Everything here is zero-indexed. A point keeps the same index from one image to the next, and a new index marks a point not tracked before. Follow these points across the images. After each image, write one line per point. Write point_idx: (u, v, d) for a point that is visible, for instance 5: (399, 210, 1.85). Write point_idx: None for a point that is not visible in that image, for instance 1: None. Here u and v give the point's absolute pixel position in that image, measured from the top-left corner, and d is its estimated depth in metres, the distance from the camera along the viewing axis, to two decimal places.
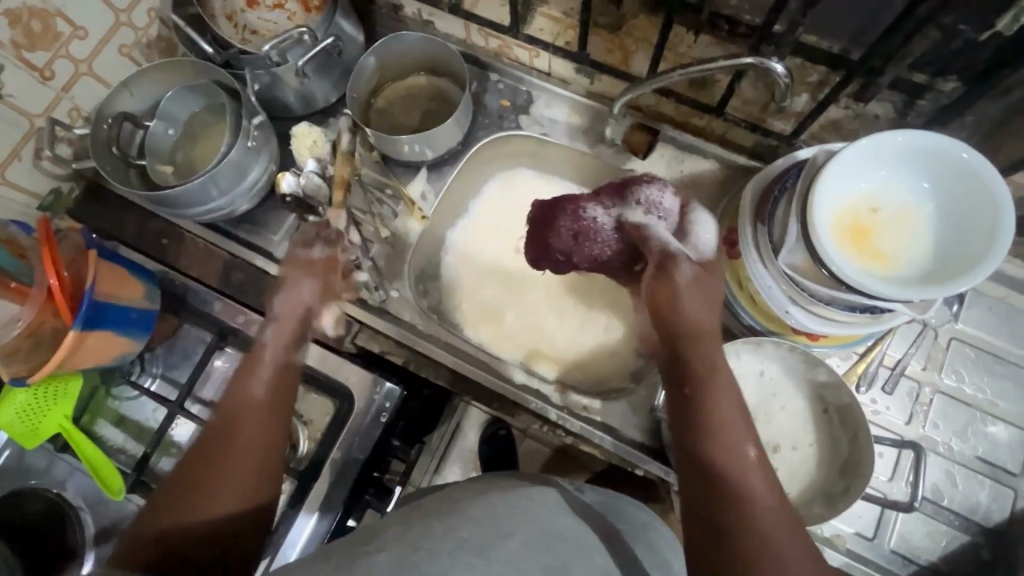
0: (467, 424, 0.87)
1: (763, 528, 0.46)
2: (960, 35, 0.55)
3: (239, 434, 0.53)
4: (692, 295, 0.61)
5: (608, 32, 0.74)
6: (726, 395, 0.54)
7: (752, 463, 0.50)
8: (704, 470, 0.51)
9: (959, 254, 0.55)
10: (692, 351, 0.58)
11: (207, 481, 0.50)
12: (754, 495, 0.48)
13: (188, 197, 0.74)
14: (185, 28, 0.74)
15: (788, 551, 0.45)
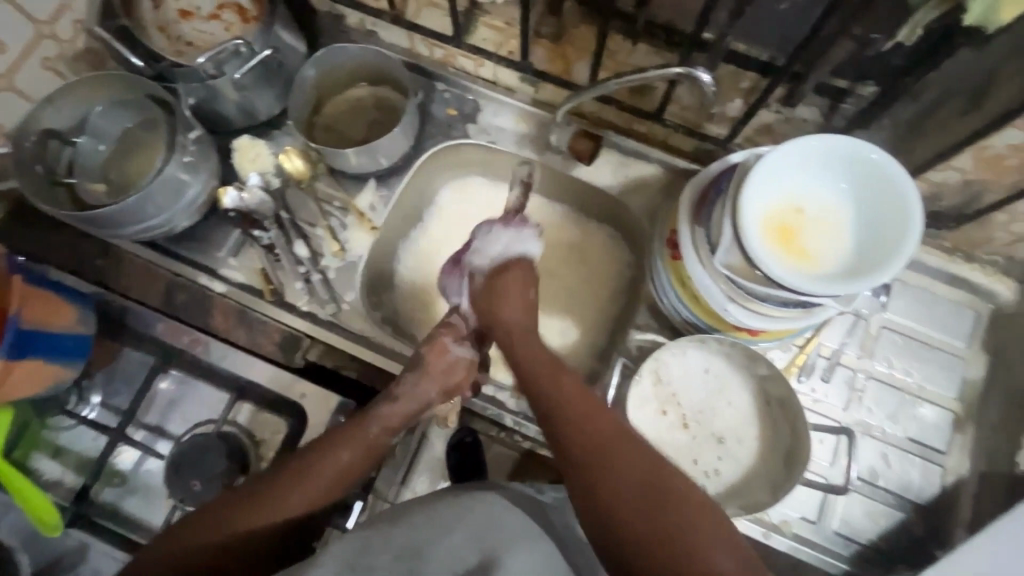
0: (432, 431, 0.78)
1: (635, 492, 0.49)
2: (873, 44, 0.59)
3: (319, 481, 0.59)
4: (512, 318, 0.67)
5: (550, 41, 0.77)
6: (576, 390, 0.58)
7: (611, 433, 0.54)
8: (567, 472, 0.53)
9: (874, 251, 0.55)
10: (535, 363, 0.62)
11: (270, 505, 0.57)
12: (618, 464, 0.51)
13: (122, 217, 0.69)
14: (111, 41, 0.69)
15: (660, 501, 0.49)
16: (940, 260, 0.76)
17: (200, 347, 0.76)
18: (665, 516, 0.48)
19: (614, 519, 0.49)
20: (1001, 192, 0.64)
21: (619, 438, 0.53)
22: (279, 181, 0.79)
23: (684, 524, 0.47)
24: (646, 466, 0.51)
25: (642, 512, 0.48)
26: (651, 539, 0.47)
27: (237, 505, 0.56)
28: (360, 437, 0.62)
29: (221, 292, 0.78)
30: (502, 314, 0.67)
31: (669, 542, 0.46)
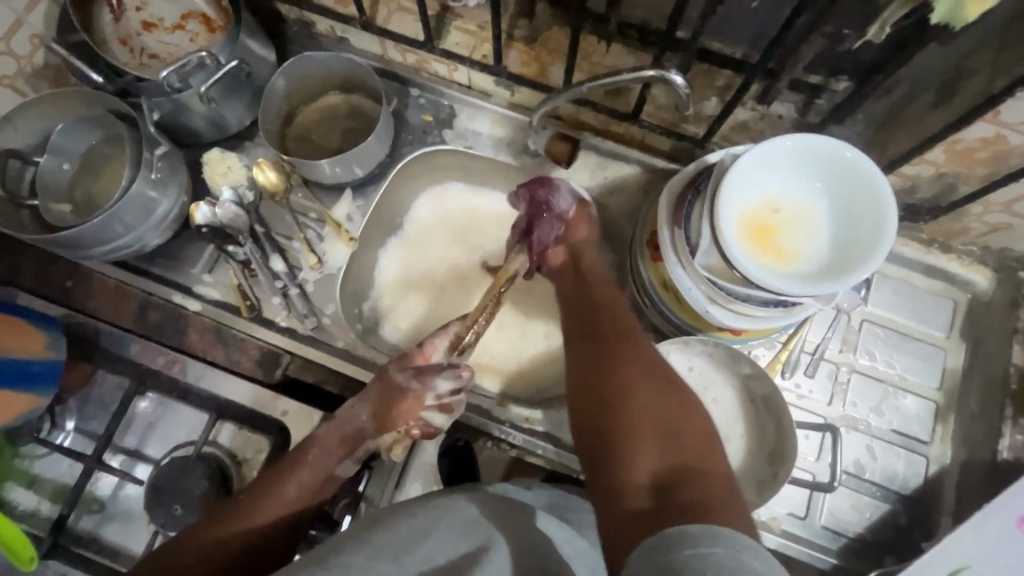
0: (423, 439, 0.75)
1: (641, 384, 0.54)
2: (844, 39, 0.60)
3: (276, 501, 0.62)
4: (586, 246, 0.73)
5: (523, 44, 0.76)
6: (620, 312, 0.64)
7: (638, 347, 0.59)
8: (591, 356, 0.60)
9: (852, 247, 0.55)
10: (590, 280, 0.69)
11: (235, 525, 0.60)
12: (634, 363, 0.57)
13: (87, 238, 0.67)
14: (71, 57, 0.67)
15: (661, 399, 0.53)
16: (918, 252, 0.77)
17: (176, 368, 0.74)
18: (662, 413, 0.52)
19: (615, 407, 0.53)
20: (975, 184, 0.64)
21: (643, 349, 0.59)
22: (253, 195, 0.77)
23: (677, 426, 0.51)
24: (660, 372, 0.56)
25: (641, 405, 0.53)
26: (641, 426, 0.51)
27: (205, 527, 0.60)
28: (312, 457, 0.65)
29: (195, 309, 0.76)
30: (577, 240, 0.73)
31: (659, 432, 0.50)
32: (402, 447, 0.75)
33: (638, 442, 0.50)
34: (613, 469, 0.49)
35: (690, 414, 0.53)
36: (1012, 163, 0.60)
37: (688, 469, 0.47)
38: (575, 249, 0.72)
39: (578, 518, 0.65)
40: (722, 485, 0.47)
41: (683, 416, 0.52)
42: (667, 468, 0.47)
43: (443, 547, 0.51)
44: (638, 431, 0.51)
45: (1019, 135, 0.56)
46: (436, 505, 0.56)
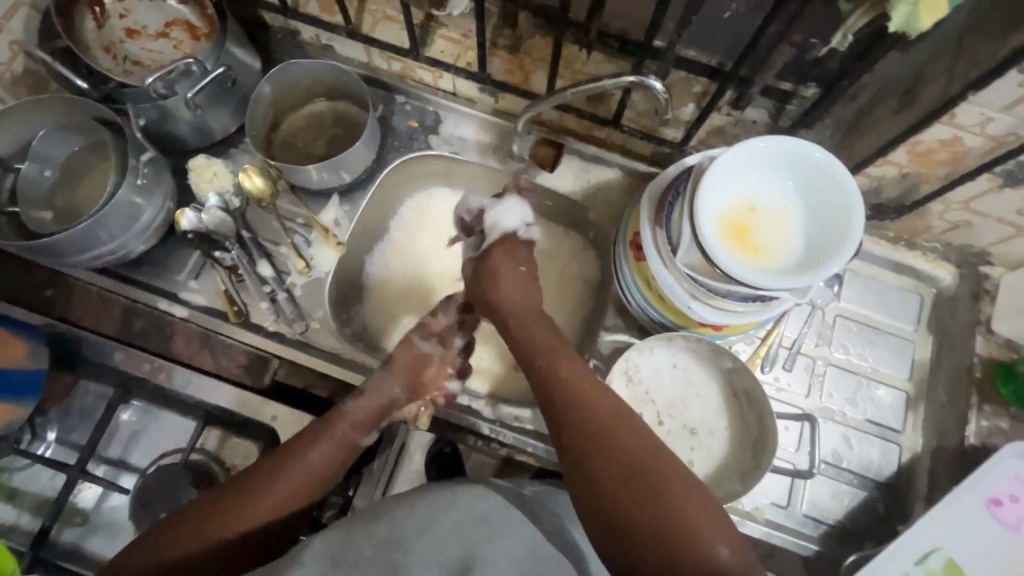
0: (411, 445, 0.80)
1: (635, 482, 0.51)
2: (811, 48, 0.64)
3: (288, 483, 0.62)
4: (523, 305, 0.70)
5: (507, 52, 0.79)
6: (589, 389, 0.59)
7: (621, 429, 0.55)
8: (571, 455, 0.55)
9: (824, 243, 0.58)
10: (543, 355, 0.64)
11: (248, 508, 0.59)
12: (621, 454, 0.53)
13: (70, 244, 0.66)
14: (55, 63, 0.67)
15: (659, 496, 0.50)
16: (886, 250, 0.80)
17: (163, 375, 0.73)
18: (666, 507, 0.49)
19: (616, 515, 0.50)
20: (936, 183, 0.68)
21: (624, 429, 0.55)
22: (240, 201, 0.78)
23: (683, 513, 0.49)
24: (648, 455, 0.53)
25: (640, 507, 0.50)
26: (650, 529, 0.48)
27: (210, 512, 0.58)
28: (329, 437, 0.66)
29: (182, 316, 0.76)
30: (503, 295, 0.70)
31: (670, 539, 0.47)
32: (389, 452, 0.79)
33: (656, 555, 0.47)
34: (620, 542, 0.49)
35: (690, 494, 0.50)
36: (970, 163, 0.63)
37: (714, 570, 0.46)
38: (507, 319, 0.69)
39: (576, 511, 0.66)
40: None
41: (688, 500, 0.50)
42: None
43: (444, 538, 0.52)
44: (650, 541, 0.48)
45: (974, 137, 0.60)
46: (438, 496, 0.56)
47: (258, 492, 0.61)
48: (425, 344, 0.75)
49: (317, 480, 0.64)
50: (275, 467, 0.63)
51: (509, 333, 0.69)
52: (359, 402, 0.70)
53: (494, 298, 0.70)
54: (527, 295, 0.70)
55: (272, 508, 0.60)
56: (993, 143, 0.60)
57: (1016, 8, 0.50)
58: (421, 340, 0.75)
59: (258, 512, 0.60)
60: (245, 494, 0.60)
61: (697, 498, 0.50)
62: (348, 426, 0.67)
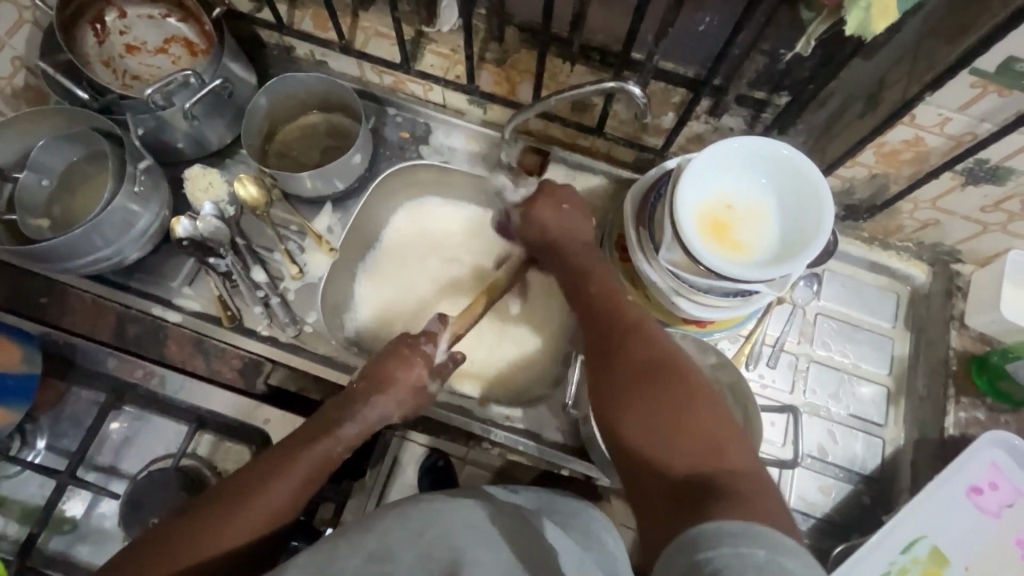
0: (403, 457, 0.80)
1: (648, 377, 0.56)
2: (780, 58, 0.68)
3: (280, 487, 0.58)
4: (568, 229, 0.71)
5: (494, 65, 0.82)
6: (616, 302, 0.64)
7: (635, 332, 0.60)
8: (597, 343, 0.62)
9: (797, 236, 0.61)
10: (589, 274, 0.68)
11: (235, 519, 0.56)
12: (643, 358, 0.58)
13: (66, 249, 0.68)
14: (56, 75, 0.70)
15: (670, 398, 0.54)
16: (862, 250, 0.83)
17: (154, 380, 0.76)
18: (677, 409, 0.54)
19: (629, 406, 0.56)
20: (904, 183, 0.72)
21: (639, 334, 0.60)
22: (234, 209, 0.79)
23: (710, 436, 0.52)
24: (666, 363, 0.57)
25: (653, 403, 0.55)
26: (659, 419, 0.54)
27: (186, 527, 0.56)
28: (330, 438, 0.62)
29: (175, 321, 0.76)
30: (554, 225, 0.70)
31: (676, 433, 0.53)
32: (381, 469, 0.79)
33: (660, 450, 0.52)
34: (646, 449, 0.53)
35: (704, 404, 0.54)
36: (933, 163, 0.67)
37: (716, 466, 0.50)
38: (557, 239, 0.70)
39: (571, 518, 0.65)
40: (752, 478, 0.50)
41: (695, 404, 0.54)
42: (691, 468, 0.51)
43: (435, 545, 0.53)
44: (656, 438, 0.53)
45: (935, 136, 0.63)
46: (430, 505, 0.57)
47: (254, 492, 0.58)
48: (430, 381, 0.69)
49: (299, 493, 0.60)
50: (269, 470, 0.59)
51: (561, 257, 0.70)
52: (362, 418, 0.64)
53: (546, 233, 0.71)
54: (573, 232, 0.71)
55: (263, 515, 0.57)
56: (953, 142, 0.63)
57: (963, 15, 0.54)
58: (427, 376, 0.68)
59: (249, 518, 0.57)
60: (232, 505, 0.57)
61: (706, 408, 0.53)
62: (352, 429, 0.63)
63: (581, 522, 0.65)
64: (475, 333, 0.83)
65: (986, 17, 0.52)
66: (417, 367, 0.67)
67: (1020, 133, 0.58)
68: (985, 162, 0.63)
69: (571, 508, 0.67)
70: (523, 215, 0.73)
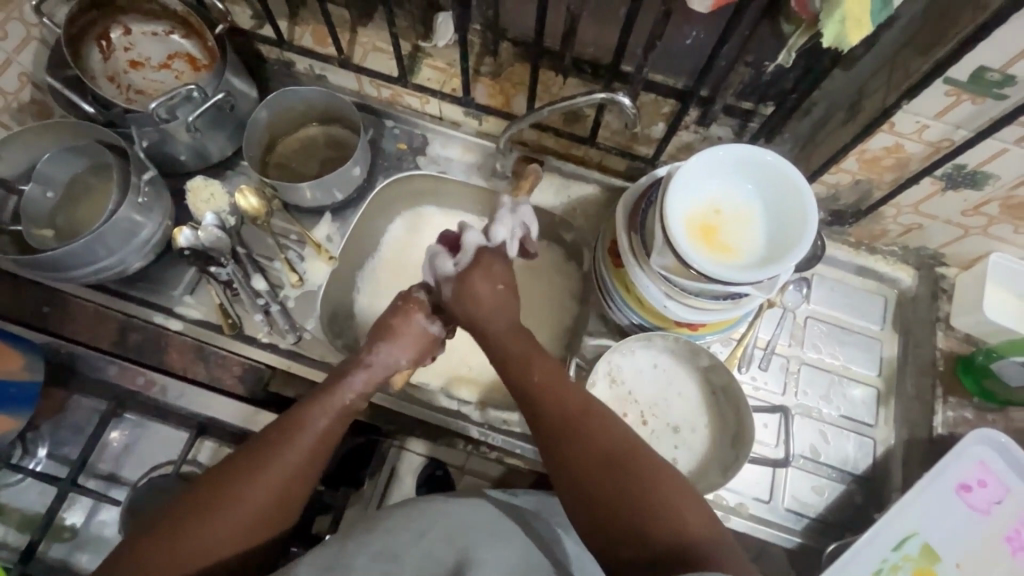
0: (403, 467, 0.80)
1: (604, 470, 0.53)
2: (764, 69, 0.70)
3: (287, 459, 0.59)
4: (495, 325, 0.69)
5: (489, 78, 0.85)
6: (560, 387, 0.61)
7: (587, 419, 0.58)
8: (545, 443, 0.58)
9: (783, 239, 0.63)
10: (518, 358, 0.66)
11: (245, 490, 0.56)
12: (602, 448, 0.55)
13: (70, 258, 0.69)
14: (63, 90, 0.72)
15: (636, 482, 0.52)
16: (849, 254, 0.85)
17: (156, 388, 0.77)
18: (641, 491, 0.51)
19: (589, 498, 0.53)
20: (886, 188, 0.74)
21: (595, 419, 0.57)
22: (235, 220, 0.80)
23: (676, 506, 0.50)
24: (623, 450, 0.54)
25: (614, 489, 0.52)
26: (623, 492, 0.51)
27: (196, 501, 0.55)
28: (325, 409, 0.63)
29: (176, 329, 0.78)
30: (488, 317, 0.69)
31: (645, 514, 0.50)
32: (378, 479, 0.80)
33: (630, 536, 0.49)
34: (614, 527, 0.50)
35: (668, 482, 0.52)
36: (913, 169, 0.69)
37: (686, 535, 0.48)
38: (488, 333, 0.69)
39: (570, 522, 0.67)
40: (720, 542, 0.48)
41: (660, 484, 0.51)
42: (665, 544, 0.48)
43: (436, 547, 0.54)
44: (630, 517, 0.50)
45: (914, 143, 0.66)
46: (432, 509, 0.58)
47: (260, 465, 0.58)
48: (433, 327, 0.74)
49: (311, 459, 0.61)
50: (272, 441, 0.60)
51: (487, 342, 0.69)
52: (359, 377, 0.67)
53: (473, 317, 0.70)
54: (500, 313, 0.70)
55: (275, 485, 0.57)
56: (931, 148, 0.66)
57: (936, 27, 0.57)
58: (428, 322, 0.73)
59: (261, 490, 0.57)
60: (239, 478, 0.57)
61: (666, 486, 0.51)
62: (348, 396, 0.66)
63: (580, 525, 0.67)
64: (472, 339, 0.84)
65: (957, 29, 0.54)
66: (418, 313, 0.73)
67: (995, 139, 0.61)
68: (963, 167, 0.66)
69: (571, 510, 0.68)
70: (457, 291, 0.72)
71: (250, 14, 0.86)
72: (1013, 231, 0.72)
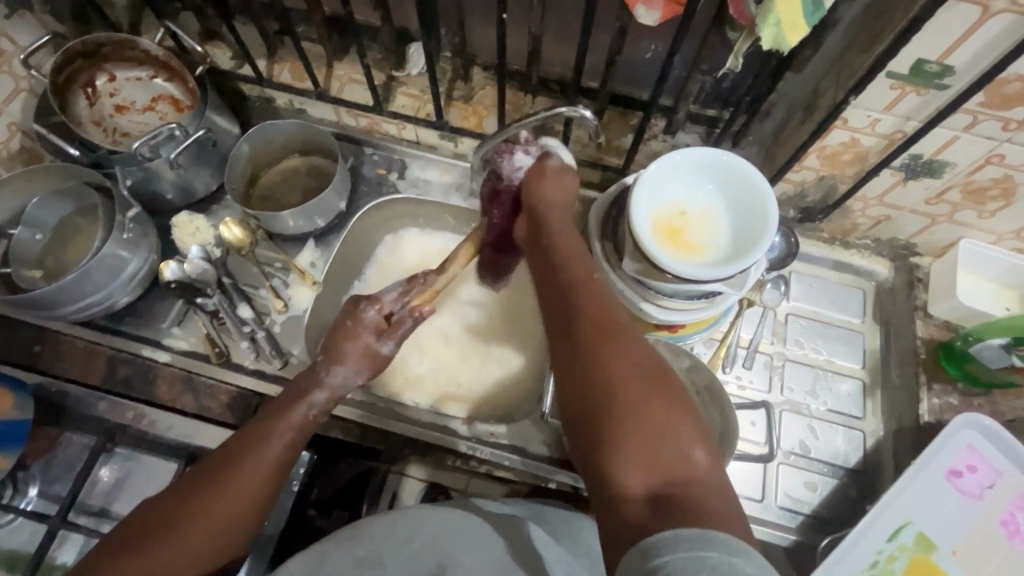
0: (404, 493, 0.81)
1: (630, 387, 0.48)
2: (720, 79, 0.74)
3: (218, 505, 0.54)
4: (556, 218, 0.64)
5: (462, 102, 0.88)
6: (599, 297, 0.55)
7: (612, 335, 0.52)
8: (573, 350, 0.53)
9: (748, 235, 0.65)
10: (566, 264, 0.59)
11: (205, 516, 0.53)
12: (631, 366, 0.50)
13: (57, 297, 0.71)
14: (49, 135, 0.74)
15: (653, 407, 0.47)
16: (824, 250, 0.87)
17: (145, 421, 0.77)
18: (658, 417, 0.47)
19: (602, 424, 0.48)
20: (849, 182, 0.76)
21: (625, 339, 0.52)
22: (221, 252, 0.83)
23: (684, 453, 0.46)
24: (653, 375, 0.49)
25: (636, 411, 0.47)
26: (635, 420, 0.47)
27: (162, 519, 0.53)
28: (288, 424, 0.59)
29: (165, 361, 0.79)
30: (552, 216, 0.64)
31: (646, 449, 0.46)
32: (378, 504, 0.80)
33: (629, 464, 0.45)
34: (608, 458, 0.46)
35: (688, 417, 0.47)
36: (872, 162, 0.71)
37: (681, 477, 0.44)
38: (543, 224, 0.64)
39: (562, 526, 0.68)
40: (721, 489, 0.44)
41: (677, 419, 0.47)
42: (658, 484, 0.44)
43: (422, 552, 0.57)
44: (628, 442, 0.46)
45: (869, 137, 0.68)
46: (419, 515, 0.60)
47: (190, 510, 0.53)
48: (383, 346, 0.66)
49: (282, 468, 0.58)
50: (208, 484, 0.55)
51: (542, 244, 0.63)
52: (321, 396, 0.62)
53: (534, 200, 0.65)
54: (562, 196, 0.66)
55: (207, 530, 0.53)
56: (886, 141, 0.68)
57: (873, 28, 0.60)
58: (379, 342, 0.65)
59: (191, 535, 0.52)
60: (170, 520, 0.53)
61: (679, 420, 0.47)
62: (310, 410, 0.61)
63: (571, 528, 0.68)
64: (456, 356, 0.85)
65: (891, 26, 0.57)
66: (366, 333, 0.65)
67: (944, 128, 0.63)
68: (919, 157, 0.68)
69: (560, 516, 0.69)
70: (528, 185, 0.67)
71: (230, 55, 0.90)
72: (977, 216, 0.74)
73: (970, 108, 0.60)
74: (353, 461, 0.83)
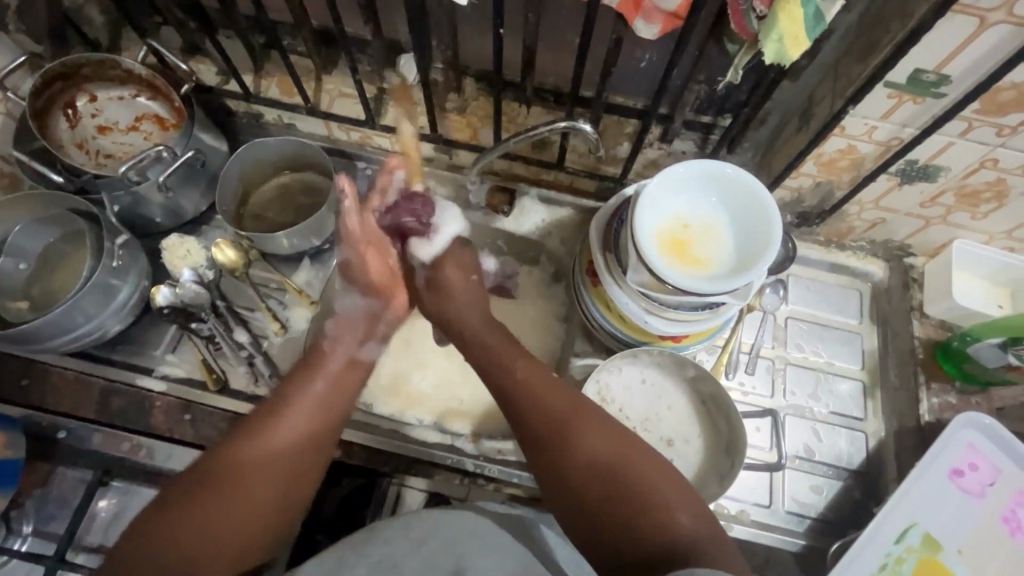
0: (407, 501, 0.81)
1: (621, 461, 0.52)
2: (717, 88, 0.73)
3: (260, 476, 0.54)
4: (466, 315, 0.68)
5: (455, 114, 0.87)
6: (543, 387, 0.58)
7: (583, 414, 0.55)
8: (537, 451, 0.55)
9: (750, 249, 0.65)
10: (501, 358, 0.62)
11: (241, 487, 0.53)
12: (600, 447, 0.53)
13: (47, 330, 0.69)
14: (31, 162, 0.72)
15: (629, 480, 0.51)
16: (820, 253, 0.87)
17: (142, 451, 0.77)
18: (628, 486, 0.50)
19: (585, 511, 0.50)
20: (846, 187, 0.76)
21: (587, 421, 0.55)
22: (213, 274, 0.80)
23: (667, 511, 0.49)
24: (618, 447, 0.53)
25: (614, 491, 0.50)
26: (613, 499, 0.50)
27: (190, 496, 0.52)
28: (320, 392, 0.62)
29: (159, 390, 0.77)
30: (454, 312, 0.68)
31: (631, 518, 0.49)
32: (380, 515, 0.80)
33: (621, 539, 0.48)
34: (602, 540, 0.49)
35: (661, 478, 0.51)
36: (868, 167, 0.72)
37: (670, 539, 0.47)
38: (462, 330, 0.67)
39: None
40: (710, 542, 0.47)
41: (650, 483, 0.50)
42: (653, 550, 0.47)
43: (437, 553, 0.56)
44: (615, 518, 0.49)
45: (865, 144, 0.69)
46: (432, 515, 0.59)
47: (231, 479, 0.53)
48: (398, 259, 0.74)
49: (315, 437, 0.59)
50: (251, 453, 0.55)
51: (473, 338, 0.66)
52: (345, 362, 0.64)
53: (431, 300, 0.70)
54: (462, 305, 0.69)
55: (257, 493, 0.53)
56: (882, 147, 0.68)
57: (870, 37, 0.60)
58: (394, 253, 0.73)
59: (225, 516, 0.51)
60: (202, 496, 0.52)
61: (665, 479, 0.51)
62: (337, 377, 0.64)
63: None
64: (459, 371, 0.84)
65: (888, 36, 0.57)
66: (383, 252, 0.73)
67: (940, 134, 0.63)
68: (915, 162, 0.68)
69: None
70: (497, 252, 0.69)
71: (215, 71, 0.88)
72: (971, 218, 0.75)
73: (965, 115, 0.60)
74: (352, 478, 0.83)
